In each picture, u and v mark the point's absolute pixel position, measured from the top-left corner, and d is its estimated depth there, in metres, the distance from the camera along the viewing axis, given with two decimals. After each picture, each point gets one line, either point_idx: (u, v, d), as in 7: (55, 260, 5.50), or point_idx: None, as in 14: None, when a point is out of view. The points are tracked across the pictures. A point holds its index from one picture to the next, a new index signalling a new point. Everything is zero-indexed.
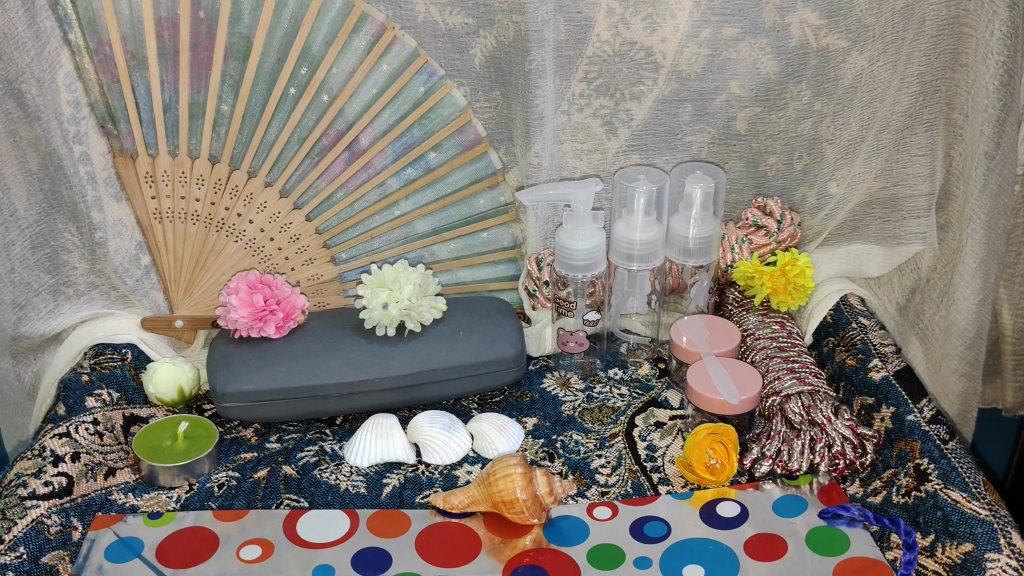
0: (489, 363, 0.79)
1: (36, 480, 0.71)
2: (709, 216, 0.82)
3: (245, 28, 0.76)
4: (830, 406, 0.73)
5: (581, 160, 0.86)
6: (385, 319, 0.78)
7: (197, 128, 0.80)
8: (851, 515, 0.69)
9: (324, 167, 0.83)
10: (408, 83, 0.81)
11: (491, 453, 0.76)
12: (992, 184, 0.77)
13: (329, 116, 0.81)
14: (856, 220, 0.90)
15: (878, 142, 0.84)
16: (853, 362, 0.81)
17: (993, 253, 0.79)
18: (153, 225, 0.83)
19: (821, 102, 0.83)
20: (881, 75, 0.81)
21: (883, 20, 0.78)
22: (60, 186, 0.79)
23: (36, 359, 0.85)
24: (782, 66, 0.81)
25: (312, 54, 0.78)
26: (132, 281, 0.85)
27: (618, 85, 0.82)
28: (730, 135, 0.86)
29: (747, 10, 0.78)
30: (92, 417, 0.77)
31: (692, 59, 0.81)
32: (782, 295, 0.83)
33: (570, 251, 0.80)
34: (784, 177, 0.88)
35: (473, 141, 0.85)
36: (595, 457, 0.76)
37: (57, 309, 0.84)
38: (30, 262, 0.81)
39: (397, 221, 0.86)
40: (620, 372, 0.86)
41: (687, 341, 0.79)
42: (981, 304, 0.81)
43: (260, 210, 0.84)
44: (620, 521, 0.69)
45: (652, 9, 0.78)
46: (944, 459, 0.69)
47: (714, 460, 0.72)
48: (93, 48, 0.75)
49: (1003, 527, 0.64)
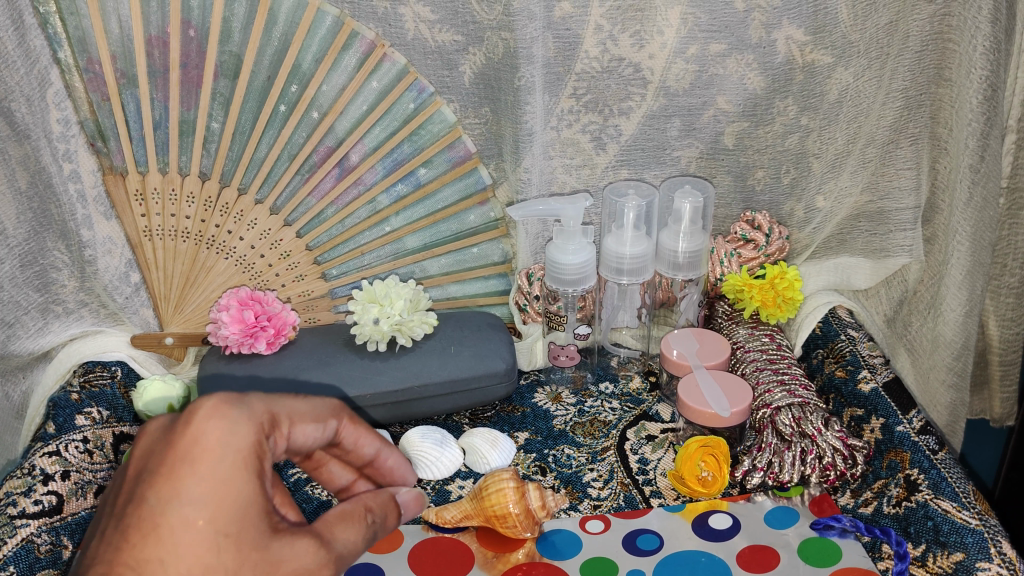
0: (482, 377, 0.79)
1: (26, 499, 0.70)
2: (698, 230, 0.82)
3: (236, 46, 0.76)
4: (820, 418, 0.74)
5: (570, 176, 0.87)
6: (377, 334, 0.79)
7: (188, 146, 0.80)
8: (843, 526, 0.69)
9: (313, 184, 0.83)
10: (398, 100, 0.82)
11: (482, 467, 0.76)
12: (977, 197, 0.78)
13: (319, 133, 0.81)
14: (842, 233, 0.91)
15: (864, 156, 0.85)
16: (843, 374, 0.82)
17: (979, 265, 0.80)
18: (143, 242, 0.83)
19: (807, 117, 0.84)
20: (866, 90, 0.82)
21: (867, 36, 0.79)
22: (50, 204, 0.79)
23: (25, 378, 0.84)
24: (769, 81, 0.82)
25: (302, 71, 0.79)
26: (122, 298, 0.85)
27: (606, 101, 0.83)
28: (718, 150, 0.87)
29: (734, 27, 0.79)
30: (81, 435, 0.77)
31: (679, 75, 0.82)
32: (771, 308, 0.84)
33: (559, 265, 0.81)
34: (772, 191, 0.89)
35: (463, 157, 0.85)
36: (587, 471, 0.76)
37: (46, 327, 0.84)
38: (20, 281, 0.80)
39: (387, 237, 0.87)
40: (611, 386, 0.87)
41: (678, 354, 0.79)
42: (968, 315, 0.82)
43: (250, 226, 0.84)
44: (614, 534, 0.69)
45: (640, 25, 0.79)
46: (933, 470, 0.70)
47: (705, 473, 0.72)
48: (83, 66, 0.75)
49: (993, 537, 0.64)
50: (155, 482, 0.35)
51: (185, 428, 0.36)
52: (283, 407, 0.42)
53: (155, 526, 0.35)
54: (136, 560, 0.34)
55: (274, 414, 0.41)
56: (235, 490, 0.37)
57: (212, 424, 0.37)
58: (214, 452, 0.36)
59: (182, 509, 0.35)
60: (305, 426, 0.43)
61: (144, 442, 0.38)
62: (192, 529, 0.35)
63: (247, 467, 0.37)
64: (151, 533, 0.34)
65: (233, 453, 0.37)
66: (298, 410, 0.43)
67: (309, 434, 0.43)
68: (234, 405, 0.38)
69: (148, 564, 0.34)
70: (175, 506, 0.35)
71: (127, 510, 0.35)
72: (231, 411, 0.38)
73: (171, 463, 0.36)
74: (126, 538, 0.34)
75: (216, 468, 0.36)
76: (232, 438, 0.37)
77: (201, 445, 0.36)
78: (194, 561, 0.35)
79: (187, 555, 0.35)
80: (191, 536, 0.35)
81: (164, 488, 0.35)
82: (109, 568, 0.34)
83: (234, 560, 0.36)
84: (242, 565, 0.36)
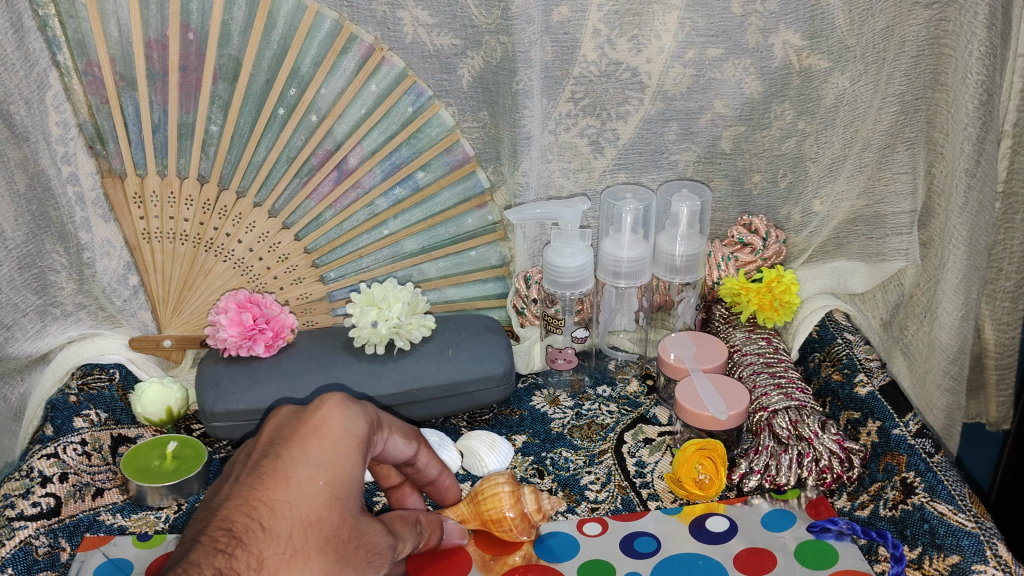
0: (479, 380, 0.80)
1: (24, 501, 0.71)
2: (695, 233, 0.83)
3: (234, 50, 0.76)
4: (817, 421, 0.74)
5: (568, 180, 0.87)
6: (375, 337, 0.79)
7: (186, 149, 0.80)
8: (840, 529, 0.69)
9: (312, 187, 0.83)
10: (396, 103, 0.82)
11: (480, 470, 0.76)
12: (972, 201, 0.78)
13: (317, 136, 0.81)
14: (839, 237, 0.91)
15: (861, 160, 0.86)
16: (840, 377, 0.82)
17: (975, 269, 0.80)
18: (142, 245, 0.83)
19: (804, 121, 0.85)
20: (862, 95, 0.83)
21: (863, 41, 0.80)
22: (49, 207, 0.79)
23: (24, 380, 0.84)
24: (765, 86, 0.83)
25: (300, 75, 0.79)
26: (121, 300, 0.85)
27: (604, 105, 0.83)
28: (715, 154, 0.87)
29: (731, 32, 0.80)
30: (80, 438, 0.78)
31: (677, 79, 0.82)
32: (768, 311, 0.84)
33: (558, 268, 0.81)
34: (769, 195, 0.89)
35: (460, 161, 0.86)
36: (585, 474, 0.76)
37: (45, 329, 0.84)
38: (18, 283, 0.81)
39: (386, 239, 0.87)
40: (609, 390, 0.87)
41: (676, 358, 0.79)
42: (963, 319, 0.82)
43: (249, 229, 0.84)
44: (610, 537, 0.69)
45: (638, 30, 0.79)
46: (929, 473, 0.70)
47: (703, 476, 0.72)
48: (82, 69, 0.75)
49: (989, 539, 0.65)
50: (288, 445, 0.45)
51: (316, 410, 0.47)
52: (387, 417, 0.53)
53: (284, 477, 0.44)
54: (267, 501, 0.43)
55: (377, 419, 0.51)
56: (347, 465, 0.46)
57: (336, 412, 0.47)
58: (336, 434, 0.46)
59: (307, 469, 0.44)
60: (399, 438, 0.54)
61: (274, 421, 0.47)
62: (312, 485, 0.44)
63: (357, 451, 0.47)
64: (281, 481, 0.43)
65: (349, 438, 0.47)
66: (396, 424, 0.54)
67: (398, 445, 0.54)
68: (353, 403, 0.48)
69: (276, 502, 0.43)
70: (302, 465, 0.44)
71: (261, 463, 0.44)
72: (352, 404, 0.48)
73: (303, 433, 0.46)
74: (260, 481, 0.43)
75: (336, 445, 0.46)
76: (349, 426, 0.47)
77: (326, 426, 0.47)
78: (310, 511, 0.43)
79: (306, 503, 0.43)
80: (311, 491, 0.44)
81: (296, 450, 0.45)
82: (245, 502, 0.42)
83: (338, 523, 0.44)
84: (344, 527, 0.45)
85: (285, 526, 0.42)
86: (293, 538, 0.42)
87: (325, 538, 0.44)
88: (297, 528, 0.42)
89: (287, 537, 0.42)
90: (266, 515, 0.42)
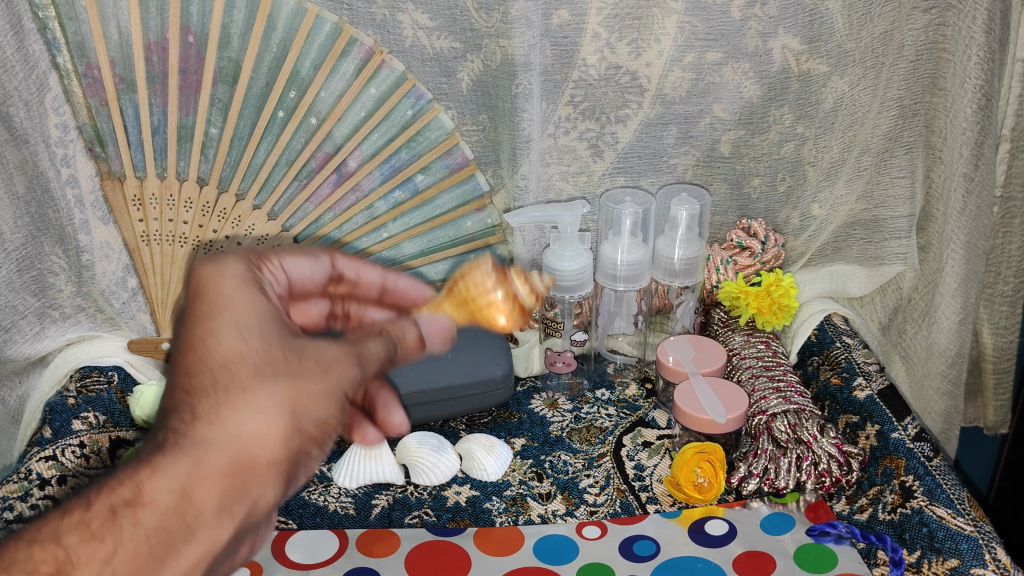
0: (479, 383, 0.80)
1: (23, 503, 0.71)
2: (694, 237, 0.83)
3: (234, 53, 0.76)
4: (815, 424, 0.75)
5: (568, 183, 0.88)
6: None
7: (186, 151, 0.80)
8: (839, 532, 0.69)
9: (312, 189, 0.83)
10: (396, 107, 0.81)
11: (479, 473, 0.76)
12: (970, 206, 0.78)
13: (317, 139, 0.81)
14: (838, 241, 0.92)
15: (859, 164, 0.86)
16: (838, 381, 0.82)
17: (973, 272, 0.81)
18: (141, 247, 0.84)
19: (804, 125, 0.85)
20: (861, 99, 0.83)
21: (862, 45, 0.80)
22: (48, 209, 0.80)
23: (22, 383, 0.85)
24: (764, 90, 0.83)
25: (300, 77, 0.78)
26: (119, 303, 0.87)
27: (603, 108, 0.83)
28: (714, 158, 0.87)
29: (730, 35, 0.80)
30: (78, 440, 0.77)
31: (676, 83, 0.82)
32: (767, 315, 0.84)
33: (558, 271, 0.81)
34: (768, 199, 0.90)
35: (460, 164, 0.85)
36: (583, 477, 0.76)
37: (43, 331, 0.84)
38: (17, 286, 0.81)
39: (386, 242, 0.87)
40: (608, 393, 0.86)
41: (674, 361, 0.79)
42: (961, 323, 0.82)
43: (249, 231, 0.85)
44: (609, 540, 0.69)
45: (637, 34, 0.79)
46: (928, 476, 0.70)
47: (702, 479, 0.72)
48: (81, 72, 0.76)
49: (988, 543, 0.65)
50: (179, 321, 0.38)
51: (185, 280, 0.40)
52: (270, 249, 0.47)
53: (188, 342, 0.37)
54: (182, 368, 0.36)
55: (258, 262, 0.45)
56: (243, 300, 0.39)
57: (207, 267, 0.40)
58: (216, 283, 0.39)
59: (205, 322, 0.37)
60: (299, 259, 0.49)
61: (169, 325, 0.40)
62: (219, 330, 0.37)
63: (249, 285, 0.40)
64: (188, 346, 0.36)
65: (234, 280, 0.40)
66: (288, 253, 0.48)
67: (304, 265, 0.49)
68: (222, 256, 0.42)
69: (191, 363, 0.36)
70: (199, 322, 0.37)
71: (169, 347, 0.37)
72: (217, 257, 0.41)
73: (187, 300, 0.39)
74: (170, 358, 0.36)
75: (223, 290, 0.39)
76: (225, 271, 0.40)
77: (203, 282, 0.39)
78: (229, 352, 0.36)
79: (219, 346, 0.36)
80: (219, 334, 0.37)
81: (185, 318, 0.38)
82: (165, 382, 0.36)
83: (267, 348, 0.37)
84: (278, 346, 0.38)
85: (208, 374, 0.35)
86: (225, 380, 0.35)
87: (259, 365, 0.36)
88: (221, 367, 0.36)
89: (215, 379, 0.35)
90: (187, 379, 0.35)
